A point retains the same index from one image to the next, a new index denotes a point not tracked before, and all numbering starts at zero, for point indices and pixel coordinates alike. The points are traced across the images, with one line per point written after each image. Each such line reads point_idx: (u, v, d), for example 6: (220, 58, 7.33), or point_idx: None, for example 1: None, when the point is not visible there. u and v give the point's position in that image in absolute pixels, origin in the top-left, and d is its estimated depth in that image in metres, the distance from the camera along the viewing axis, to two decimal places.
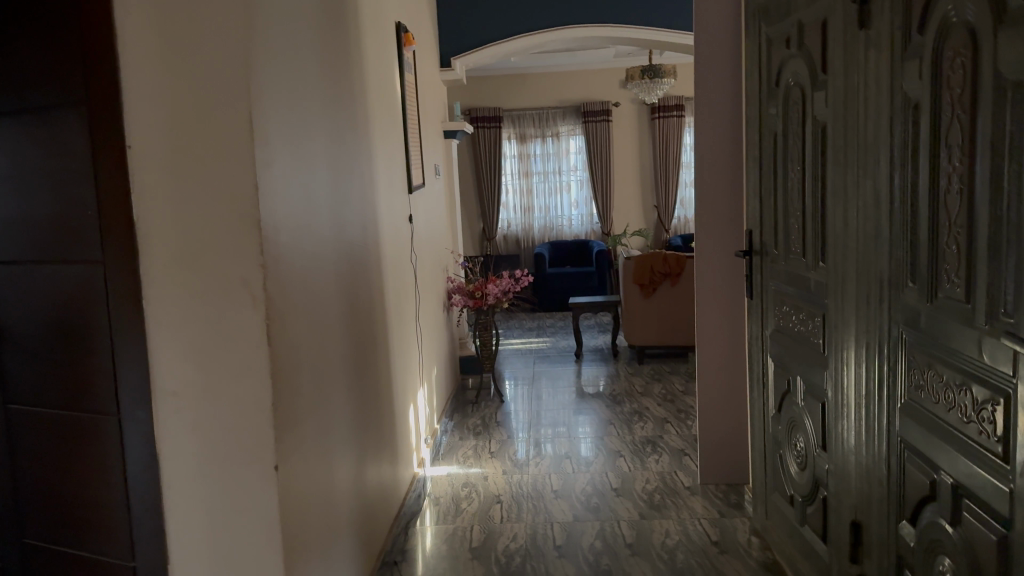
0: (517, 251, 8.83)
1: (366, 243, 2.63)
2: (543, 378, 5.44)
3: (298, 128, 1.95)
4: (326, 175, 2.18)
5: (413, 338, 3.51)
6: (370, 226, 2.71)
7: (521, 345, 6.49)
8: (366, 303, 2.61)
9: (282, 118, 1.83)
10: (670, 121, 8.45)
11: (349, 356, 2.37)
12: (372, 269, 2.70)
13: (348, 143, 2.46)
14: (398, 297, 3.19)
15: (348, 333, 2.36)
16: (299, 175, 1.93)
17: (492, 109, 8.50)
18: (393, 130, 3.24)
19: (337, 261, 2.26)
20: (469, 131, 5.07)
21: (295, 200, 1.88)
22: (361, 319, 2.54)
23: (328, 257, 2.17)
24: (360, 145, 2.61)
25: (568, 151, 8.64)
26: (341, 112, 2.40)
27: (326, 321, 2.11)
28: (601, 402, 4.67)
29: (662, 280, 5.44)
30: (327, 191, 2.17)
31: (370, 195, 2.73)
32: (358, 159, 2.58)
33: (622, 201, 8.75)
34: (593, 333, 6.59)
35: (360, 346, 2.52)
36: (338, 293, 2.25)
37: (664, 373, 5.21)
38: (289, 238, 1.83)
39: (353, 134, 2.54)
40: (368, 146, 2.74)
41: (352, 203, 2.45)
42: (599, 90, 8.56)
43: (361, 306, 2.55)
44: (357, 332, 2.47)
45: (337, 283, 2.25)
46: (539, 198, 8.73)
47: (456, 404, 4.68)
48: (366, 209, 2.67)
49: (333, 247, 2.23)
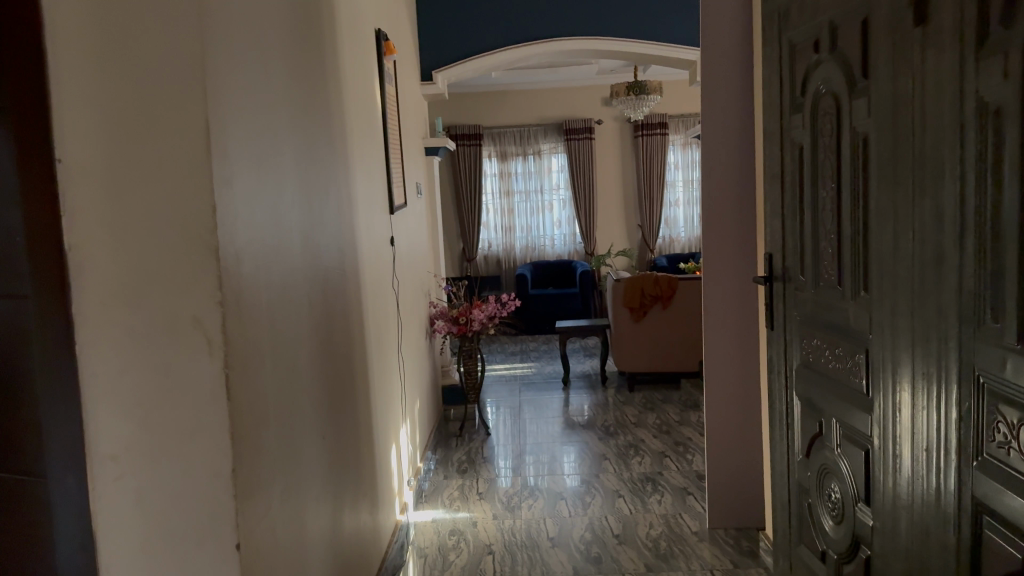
0: (498, 272, 8.57)
1: (343, 270, 2.36)
2: (529, 407, 5.17)
3: (265, 139, 1.68)
4: (297, 193, 1.89)
5: (395, 371, 3.22)
6: (348, 250, 2.43)
7: (504, 371, 6.21)
8: (344, 336, 2.32)
9: (243, 126, 1.55)
10: (655, 139, 8.26)
11: (325, 398, 2.08)
12: (350, 299, 2.42)
13: (323, 159, 2.18)
14: (378, 327, 2.90)
15: (323, 372, 2.07)
16: (265, 192, 1.65)
17: (471, 126, 8.27)
18: (372, 145, 2.96)
19: (310, 292, 1.98)
20: (451, 148, 4.81)
21: (260, 220, 1.60)
22: (339, 355, 2.25)
23: (300, 286, 1.88)
24: (336, 162, 2.34)
25: (550, 169, 8.42)
26: (315, 122, 2.12)
27: (297, 363, 1.82)
28: (593, 434, 4.40)
29: (653, 303, 5.19)
30: (297, 211, 1.89)
31: (348, 217, 2.45)
32: (335, 177, 2.30)
33: (605, 221, 8.54)
34: (579, 358, 6.33)
35: (338, 388, 2.23)
36: (311, 328, 1.97)
37: (657, 401, 4.96)
38: (252, 266, 1.54)
39: (329, 149, 2.25)
40: (346, 162, 2.47)
41: (326, 225, 2.17)
42: (582, 107, 8.36)
43: (339, 342, 2.26)
44: (334, 371, 2.18)
45: (309, 317, 1.95)
46: (520, 217, 8.50)
47: (439, 438, 4.38)
48: (344, 232, 2.38)
49: (306, 276, 1.95)
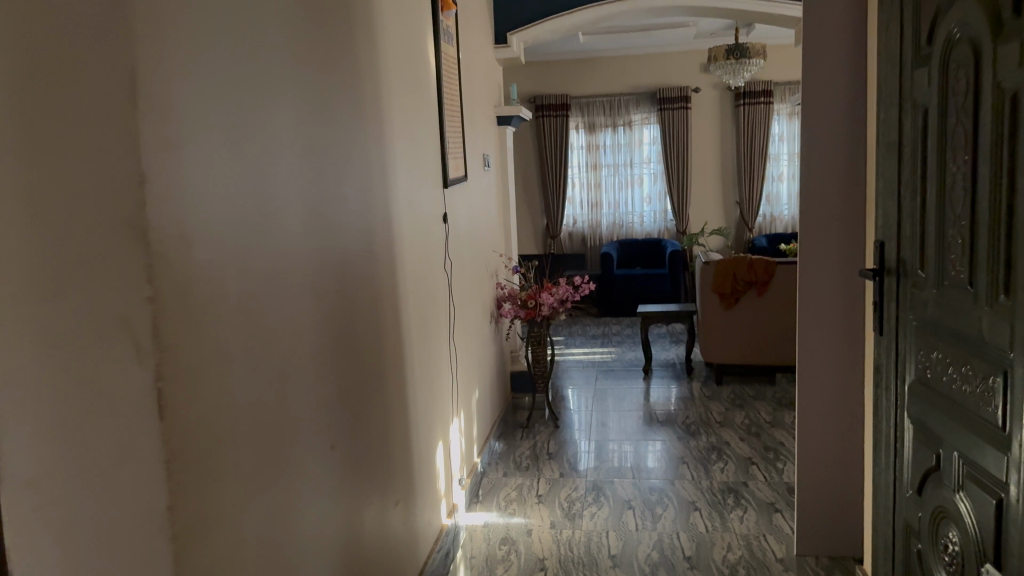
0: (583, 250, 8.20)
1: (370, 251, 2.07)
2: (606, 397, 4.82)
3: (245, 99, 1.38)
4: (297, 161, 1.61)
5: (447, 361, 2.93)
6: (380, 230, 2.14)
7: (583, 356, 5.88)
8: (367, 328, 2.03)
9: (204, 79, 1.25)
10: (757, 108, 7.66)
11: (337, 401, 1.80)
12: (379, 285, 2.13)
13: (341, 125, 1.88)
14: (424, 314, 2.61)
15: (334, 371, 1.78)
16: (239, 161, 1.36)
17: (559, 96, 7.88)
18: (421, 112, 2.66)
19: (316, 280, 1.69)
20: (526, 117, 4.47)
21: (229, 196, 1.32)
22: (358, 349, 1.96)
23: (300, 274, 1.59)
24: (362, 129, 2.03)
25: (641, 141, 7.96)
26: (332, 82, 1.83)
27: (292, 366, 1.54)
28: (672, 432, 4.02)
29: (745, 289, 4.72)
30: (296, 185, 1.60)
31: (380, 192, 2.15)
32: (360, 147, 2.00)
33: (700, 197, 8.02)
34: (663, 345, 5.92)
35: (356, 386, 1.94)
36: (318, 323, 1.69)
37: (747, 398, 4.52)
38: (211, 251, 1.26)
39: (350, 114, 1.95)
40: (379, 129, 2.17)
41: (344, 201, 1.88)
42: (678, 75, 7.84)
43: (359, 333, 1.97)
44: (350, 368, 1.89)
45: (315, 308, 1.67)
46: (608, 192, 8.08)
47: (505, 429, 4.10)
48: (372, 209, 2.09)
49: (312, 264, 1.67)
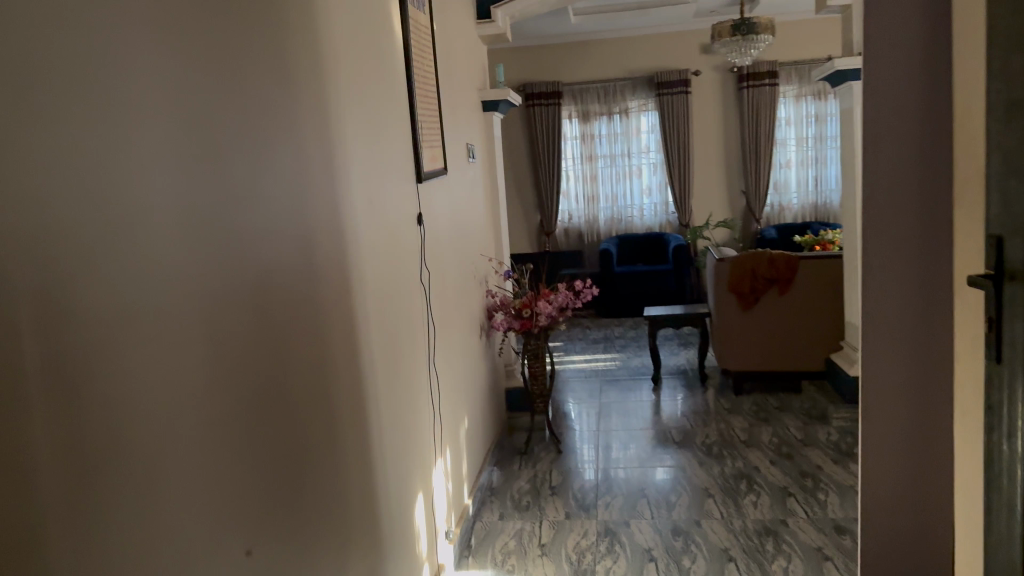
0: (580, 247, 7.71)
1: (306, 264, 1.54)
2: (612, 412, 4.31)
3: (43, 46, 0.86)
4: (161, 145, 1.07)
5: (428, 392, 2.43)
6: (320, 236, 1.61)
7: (584, 364, 5.37)
8: (302, 367, 1.51)
9: None
10: (762, 90, 7.18)
11: (254, 476, 1.28)
12: (321, 308, 1.60)
13: (246, 93, 1.35)
14: (394, 339, 2.07)
15: (243, 436, 1.25)
16: (31, 144, 0.83)
17: (550, 83, 7.38)
18: (383, 88, 2.13)
19: (204, 312, 1.17)
20: (514, 101, 3.96)
21: (2, 188, 0.79)
22: (287, 398, 1.43)
23: (175, 317, 1.07)
24: (284, 102, 1.50)
25: (638, 130, 7.46)
26: (230, 38, 1.30)
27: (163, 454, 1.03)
28: (692, 455, 3.52)
29: (766, 288, 4.22)
30: (157, 171, 1.07)
31: (319, 187, 1.62)
32: (284, 130, 1.48)
33: (703, 187, 7.53)
34: (671, 350, 5.42)
35: (286, 447, 1.42)
36: (213, 382, 1.17)
37: (772, 411, 4.02)
38: None
39: (264, 81, 1.42)
40: (316, 104, 1.64)
41: (254, 201, 1.35)
42: (676, 57, 7.34)
43: (289, 377, 1.45)
44: (274, 427, 1.37)
45: (205, 353, 1.15)
46: (605, 184, 7.58)
47: (500, 456, 3.59)
48: (308, 213, 1.56)
49: (201, 298, 1.14)
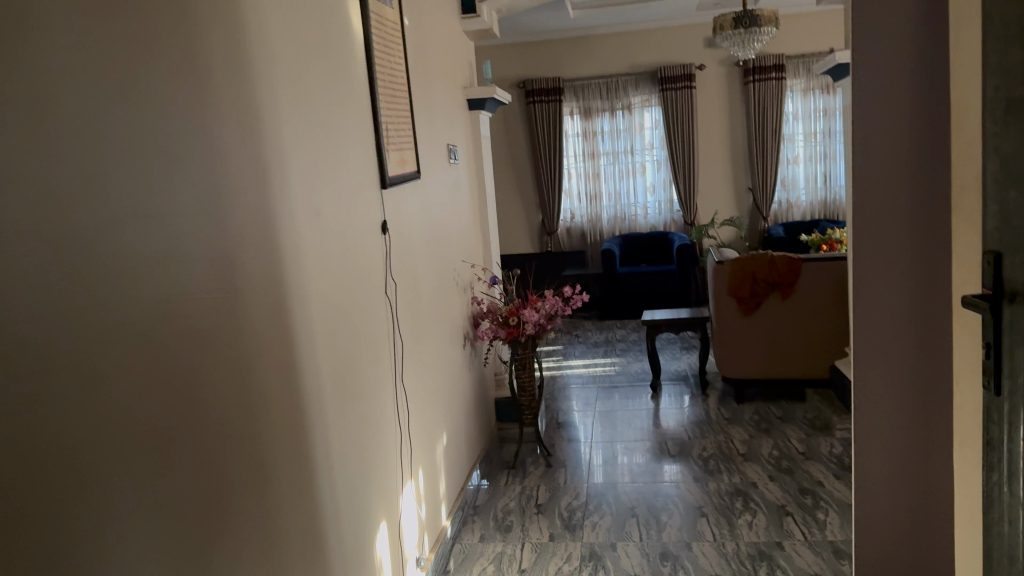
0: (583, 246, 7.56)
1: (228, 284, 1.41)
2: (608, 421, 4.15)
3: None
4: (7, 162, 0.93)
5: (395, 410, 2.28)
6: (246, 252, 1.47)
7: (583, 369, 5.21)
8: (225, 397, 1.37)
9: None
10: (769, 84, 6.98)
11: (154, 522, 1.15)
12: (248, 331, 1.46)
13: (144, 101, 1.22)
14: (349, 358, 1.93)
15: (139, 480, 1.12)
16: None
17: (551, 79, 7.22)
18: (337, 90, 1.99)
19: (81, 350, 1.03)
20: (502, 98, 3.81)
21: None
22: (205, 432, 1.30)
23: (27, 360, 0.94)
24: (199, 108, 1.37)
25: (642, 126, 7.29)
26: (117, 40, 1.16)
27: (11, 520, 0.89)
28: (687, 468, 3.36)
29: (768, 292, 4.05)
30: (7, 193, 0.93)
31: (245, 200, 1.48)
32: (195, 140, 1.34)
33: (708, 184, 7.35)
34: (673, 354, 5.26)
35: (204, 487, 1.28)
36: (88, 430, 1.03)
37: (774, 421, 3.85)
38: None
39: (170, 86, 1.29)
40: (242, 109, 1.51)
41: (152, 221, 1.21)
42: (680, 50, 7.16)
43: (207, 410, 1.31)
44: (186, 466, 1.24)
45: (76, 391, 1.01)
46: (608, 182, 7.41)
47: (487, 470, 3.44)
48: (229, 230, 1.42)
49: (67, 337, 1.01)
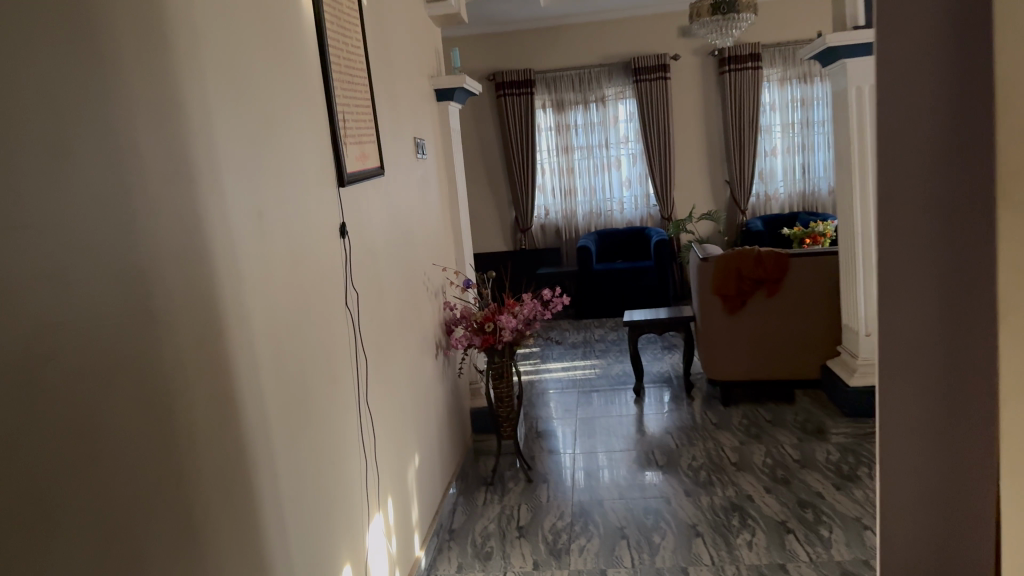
0: (558, 243, 7.33)
1: (139, 305, 1.16)
2: (590, 428, 3.92)
3: None
4: None
5: (358, 435, 2.03)
6: (164, 265, 1.22)
7: (562, 372, 4.99)
8: (141, 442, 1.12)
9: None
10: (745, 74, 6.80)
11: None
12: (169, 359, 1.22)
13: (19, 75, 0.96)
14: (300, 380, 1.68)
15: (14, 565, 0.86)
16: None
17: (522, 71, 6.99)
18: (281, 74, 1.74)
19: None
20: (472, 89, 3.57)
21: None
22: (113, 487, 1.05)
23: None
24: (99, 93, 1.11)
25: (616, 119, 7.08)
26: None
27: None
28: (677, 480, 3.14)
29: (754, 290, 3.83)
30: None
31: (162, 203, 1.23)
32: (91, 127, 1.08)
33: (685, 177, 7.16)
34: (654, 354, 5.05)
35: (111, 560, 1.02)
36: None
37: (765, 426, 3.65)
38: None
39: (57, 59, 1.03)
40: (157, 95, 1.25)
41: (30, 228, 0.95)
42: (653, 40, 6.96)
43: (115, 458, 1.06)
44: (85, 537, 0.98)
45: None
46: (582, 177, 7.19)
47: (463, 488, 3.20)
48: (140, 238, 1.16)
49: None
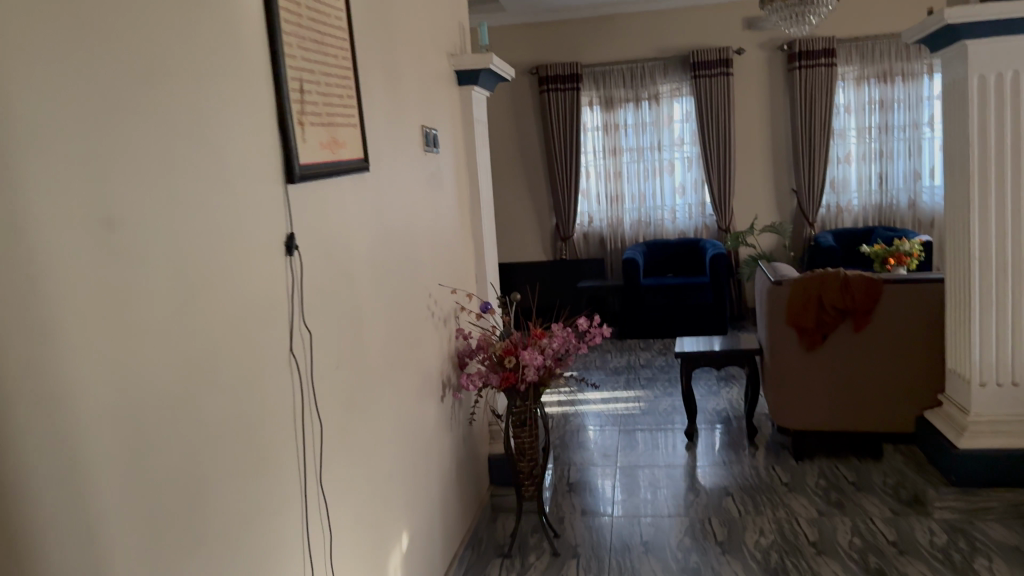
0: (602, 254, 6.70)
1: None
2: (632, 480, 3.27)
3: None
4: None
5: (302, 537, 1.44)
6: None
7: (601, 405, 4.34)
8: None
9: None
10: (818, 71, 6.09)
11: None
12: None
13: None
14: (184, 476, 1.10)
15: None
16: None
17: (568, 64, 6.39)
18: (184, 15, 1.18)
19: None
20: (503, 72, 2.98)
21: None
22: None
23: None
24: None
25: (670, 119, 6.43)
26: None
27: None
28: (740, 565, 2.49)
29: (837, 322, 3.18)
30: None
31: None
32: None
33: (746, 185, 6.47)
34: (709, 389, 4.39)
35: None
36: None
37: (850, 493, 2.98)
38: None
39: None
40: None
41: None
42: (715, 32, 6.31)
43: None
44: None
45: None
46: (631, 182, 6.55)
47: (472, 560, 2.59)
48: None
49: None
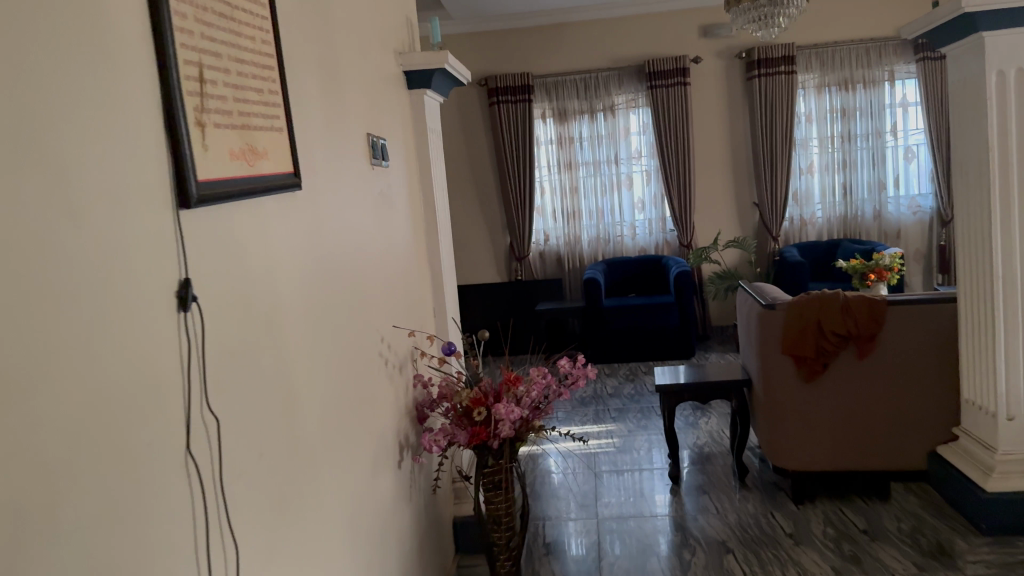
0: (560, 274, 6.34)
1: None
2: (616, 536, 2.87)
3: None
4: None
5: None
6: None
7: (571, 443, 3.94)
8: None
9: None
10: (778, 80, 5.85)
11: None
12: None
13: None
14: None
15: None
16: None
17: (519, 74, 6.03)
18: None
19: None
20: (458, 74, 2.58)
21: None
22: None
23: None
24: None
25: (627, 131, 6.11)
26: None
27: None
28: None
29: (838, 350, 2.85)
30: None
31: None
32: None
33: (707, 199, 6.19)
34: (687, 421, 4.03)
35: None
36: None
37: (866, 546, 2.63)
38: None
39: None
40: None
41: None
42: (670, 40, 6.03)
43: None
44: None
45: None
46: (588, 198, 6.20)
47: None
48: None
49: None
